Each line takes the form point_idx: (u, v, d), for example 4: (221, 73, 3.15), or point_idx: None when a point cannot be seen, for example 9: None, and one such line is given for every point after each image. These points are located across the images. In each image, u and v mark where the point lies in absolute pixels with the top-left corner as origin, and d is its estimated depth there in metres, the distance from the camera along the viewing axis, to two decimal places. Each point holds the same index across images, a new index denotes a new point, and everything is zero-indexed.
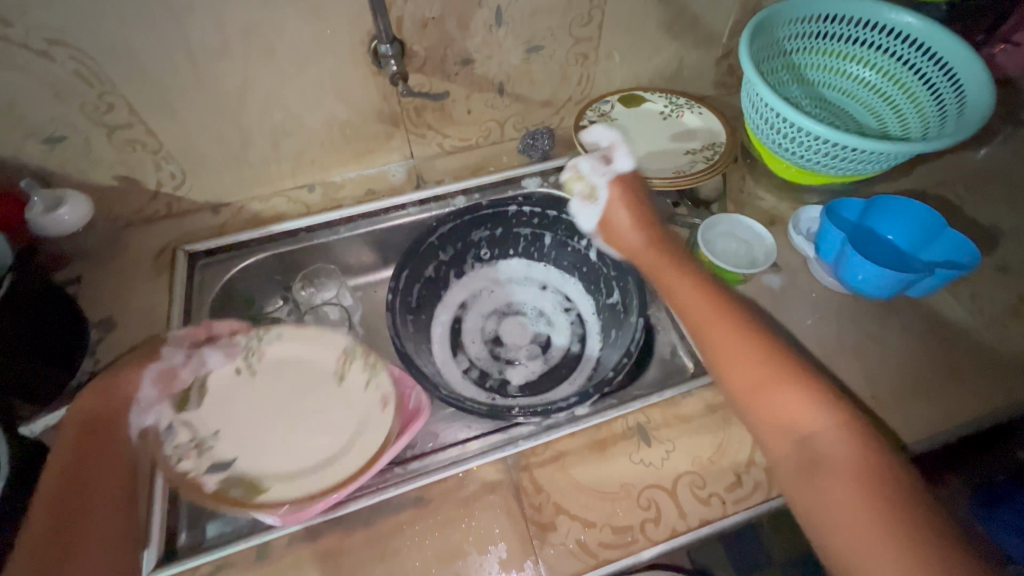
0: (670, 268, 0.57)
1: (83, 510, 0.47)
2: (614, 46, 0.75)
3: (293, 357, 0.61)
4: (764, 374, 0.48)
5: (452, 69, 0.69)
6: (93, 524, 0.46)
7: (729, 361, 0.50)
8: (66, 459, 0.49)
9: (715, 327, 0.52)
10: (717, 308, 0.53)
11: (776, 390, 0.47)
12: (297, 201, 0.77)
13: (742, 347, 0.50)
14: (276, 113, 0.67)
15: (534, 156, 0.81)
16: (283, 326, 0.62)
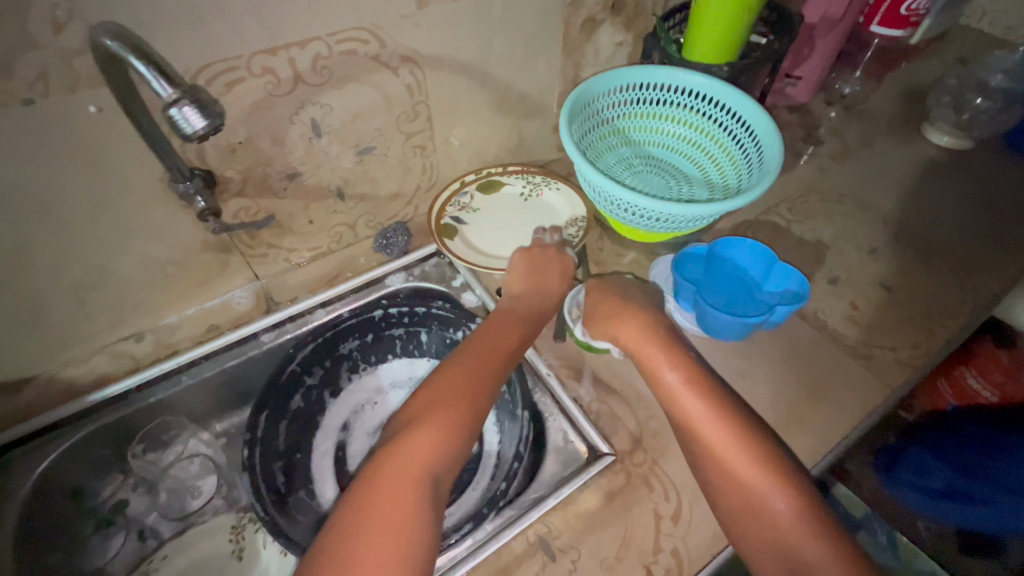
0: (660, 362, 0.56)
1: (459, 391, 0.51)
2: (450, 133, 0.75)
3: (189, 567, 0.65)
4: (759, 475, 0.48)
5: (278, 185, 0.64)
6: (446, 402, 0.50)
7: (724, 464, 0.49)
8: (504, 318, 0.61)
9: (707, 431, 0.51)
10: (708, 403, 0.52)
11: (770, 493, 0.47)
12: (123, 356, 0.66)
13: (737, 448, 0.49)
14: (71, 270, 0.58)
15: (393, 253, 0.78)
16: (165, 547, 0.67)
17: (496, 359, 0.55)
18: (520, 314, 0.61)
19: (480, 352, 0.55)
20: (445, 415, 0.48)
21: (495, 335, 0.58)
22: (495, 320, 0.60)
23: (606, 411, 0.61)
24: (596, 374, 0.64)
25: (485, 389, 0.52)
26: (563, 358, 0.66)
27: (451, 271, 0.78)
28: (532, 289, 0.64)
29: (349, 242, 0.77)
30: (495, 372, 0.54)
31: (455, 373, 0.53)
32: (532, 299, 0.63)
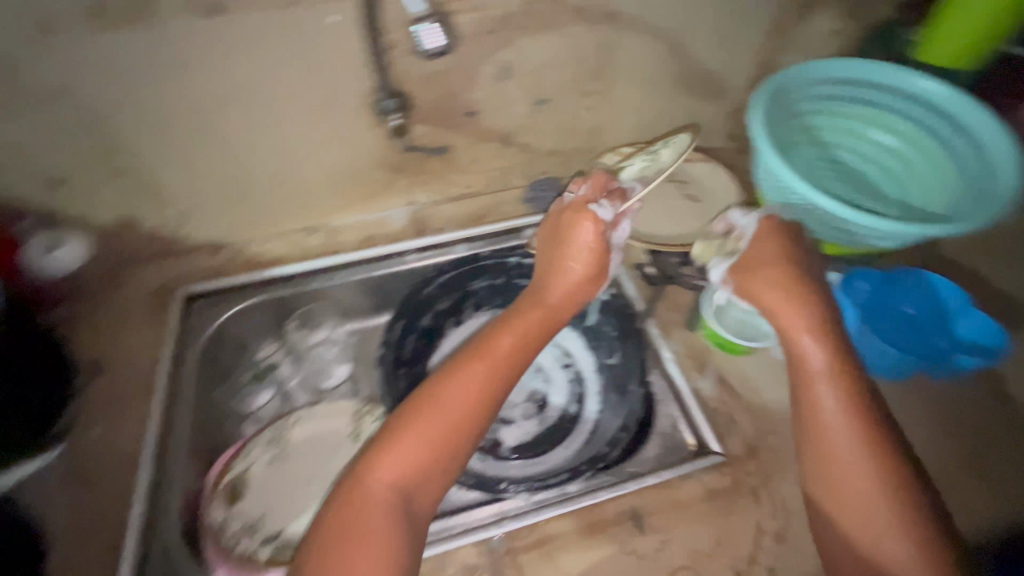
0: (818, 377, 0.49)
1: (433, 408, 0.50)
2: (624, 100, 0.74)
3: (313, 435, 0.66)
4: (882, 511, 0.44)
5: (457, 120, 0.69)
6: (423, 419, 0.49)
7: (846, 487, 0.45)
8: (506, 325, 0.56)
9: (838, 447, 0.46)
10: (855, 445, 0.46)
11: (889, 532, 0.43)
12: (297, 244, 0.76)
13: (870, 475, 0.45)
14: (279, 159, 0.67)
15: (538, 208, 0.80)
16: (298, 411, 0.67)
17: (486, 374, 0.52)
18: (524, 322, 0.56)
19: (472, 364, 0.52)
20: (415, 435, 0.48)
21: (492, 348, 0.54)
22: (494, 328, 0.56)
23: (725, 412, 0.59)
24: (721, 373, 0.62)
25: (465, 407, 0.50)
26: (689, 348, 0.64)
27: None
28: (545, 297, 0.58)
29: (500, 187, 0.80)
30: (484, 385, 0.52)
31: (439, 387, 0.51)
32: (541, 306, 0.57)
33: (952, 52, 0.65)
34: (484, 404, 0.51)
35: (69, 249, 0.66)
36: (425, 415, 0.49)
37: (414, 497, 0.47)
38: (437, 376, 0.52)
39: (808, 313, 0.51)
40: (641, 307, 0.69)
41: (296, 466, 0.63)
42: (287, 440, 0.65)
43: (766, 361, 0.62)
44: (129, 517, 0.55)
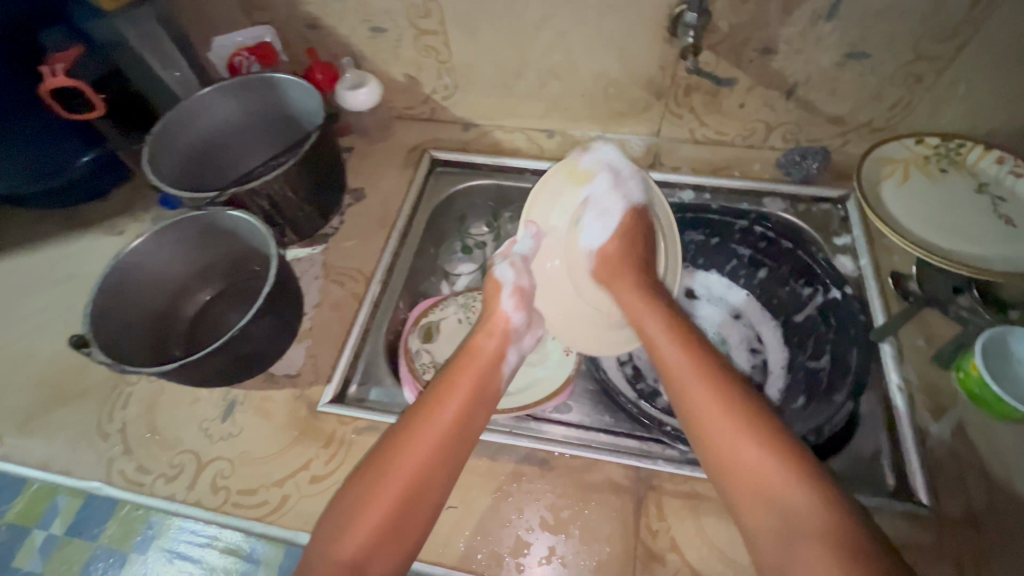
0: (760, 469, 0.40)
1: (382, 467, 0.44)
2: (963, 77, 0.60)
3: None
4: (784, 476, 0.39)
5: (747, 55, 0.63)
6: (373, 479, 0.43)
7: (729, 449, 0.41)
8: (444, 386, 0.49)
9: (705, 407, 0.43)
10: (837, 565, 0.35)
11: (799, 492, 0.38)
12: (535, 143, 0.80)
13: (749, 433, 0.41)
14: (556, 56, 0.69)
15: (793, 175, 0.71)
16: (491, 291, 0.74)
17: (433, 443, 0.45)
18: (462, 383, 0.49)
19: (410, 432, 0.45)
20: (367, 499, 0.42)
21: (427, 408, 0.47)
22: (434, 388, 0.49)
23: (952, 469, 0.49)
24: (962, 426, 0.52)
25: (417, 461, 0.44)
26: (927, 385, 0.54)
27: (839, 226, 0.68)
28: (479, 349, 0.53)
29: (755, 143, 0.73)
30: (433, 447, 0.45)
31: (386, 443, 0.45)
32: (480, 361, 0.52)
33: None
34: (439, 460, 0.44)
35: (367, 92, 0.74)
36: (375, 479, 0.43)
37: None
38: (376, 450, 0.45)
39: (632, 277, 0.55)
40: (881, 321, 0.59)
41: None
42: (477, 311, 0.72)
43: None
44: (354, 318, 0.65)
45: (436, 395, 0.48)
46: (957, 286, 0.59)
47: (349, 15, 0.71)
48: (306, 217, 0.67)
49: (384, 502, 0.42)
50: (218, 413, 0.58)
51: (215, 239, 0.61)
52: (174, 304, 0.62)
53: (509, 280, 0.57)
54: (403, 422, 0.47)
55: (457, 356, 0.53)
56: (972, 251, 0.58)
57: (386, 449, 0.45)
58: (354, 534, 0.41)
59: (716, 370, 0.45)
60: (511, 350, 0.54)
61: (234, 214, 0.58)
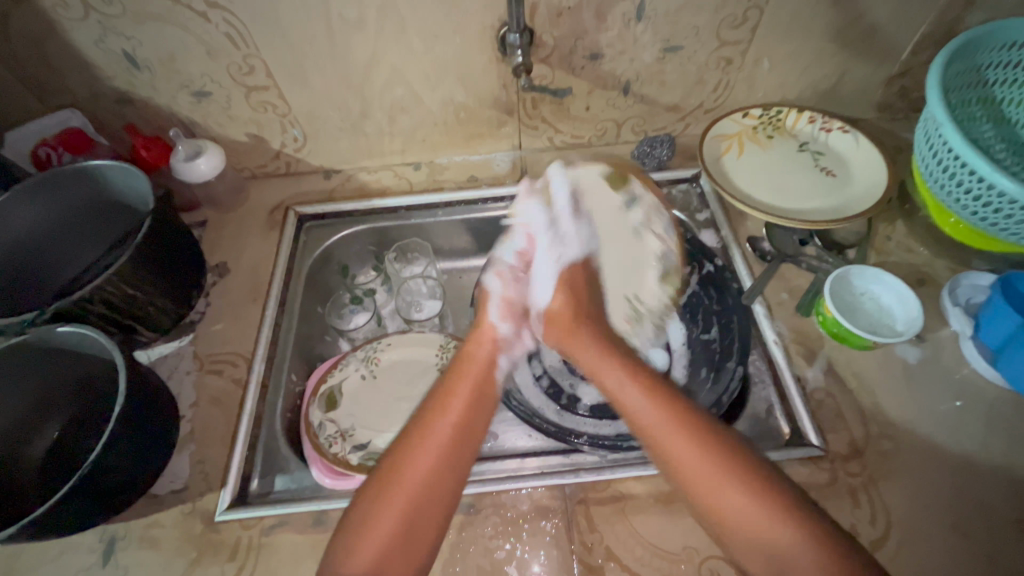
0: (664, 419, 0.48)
1: (397, 464, 0.46)
2: (765, 53, 0.67)
3: (404, 359, 0.69)
4: (740, 500, 0.42)
5: (579, 63, 0.65)
6: (393, 473, 0.46)
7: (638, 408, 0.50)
8: (448, 393, 0.52)
9: (675, 452, 0.46)
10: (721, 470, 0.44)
11: (769, 517, 0.41)
12: (402, 177, 0.78)
13: (721, 469, 0.44)
14: (397, 91, 0.68)
15: (649, 164, 0.76)
16: (391, 336, 0.70)
17: (441, 447, 0.48)
18: (462, 386, 0.53)
19: (422, 435, 0.48)
20: (385, 498, 0.45)
21: (450, 405, 0.51)
22: (440, 397, 0.52)
23: (831, 405, 0.54)
24: (831, 363, 0.57)
25: (428, 457, 0.47)
26: (797, 333, 0.60)
27: (698, 203, 0.73)
28: (473, 355, 0.56)
29: (610, 139, 0.76)
30: (438, 448, 0.47)
31: (404, 441, 0.48)
32: (474, 364, 0.55)
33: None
34: (446, 459, 0.47)
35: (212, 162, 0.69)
36: (391, 477, 0.46)
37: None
38: (385, 464, 0.47)
39: (586, 332, 0.58)
40: (749, 284, 0.64)
41: (388, 387, 0.67)
42: (380, 363, 0.68)
43: (883, 359, 0.57)
44: (240, 406, 0.59)
45: (440, 400, 0.52)
46: (802, 239, 0.67)
47: (164, 82, 0.65)
48: (161, 310, 0.61)
49: (399, 497, 0.45)
50: (95, 557, 0.51)
51: (51, 362, 0.53)
52: (14, 448, 0.53)
53: (497, 291, 0.61)
54: (413, 426, 0.50)
55: (460, 356, 0.57)
56: (805, 206, 0.64)
57: (402, 448, 0.48)
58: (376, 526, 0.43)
59: (681, 410, 0.48)
60: (500, 356, 0.57)
61: (64, 330, 0.51)
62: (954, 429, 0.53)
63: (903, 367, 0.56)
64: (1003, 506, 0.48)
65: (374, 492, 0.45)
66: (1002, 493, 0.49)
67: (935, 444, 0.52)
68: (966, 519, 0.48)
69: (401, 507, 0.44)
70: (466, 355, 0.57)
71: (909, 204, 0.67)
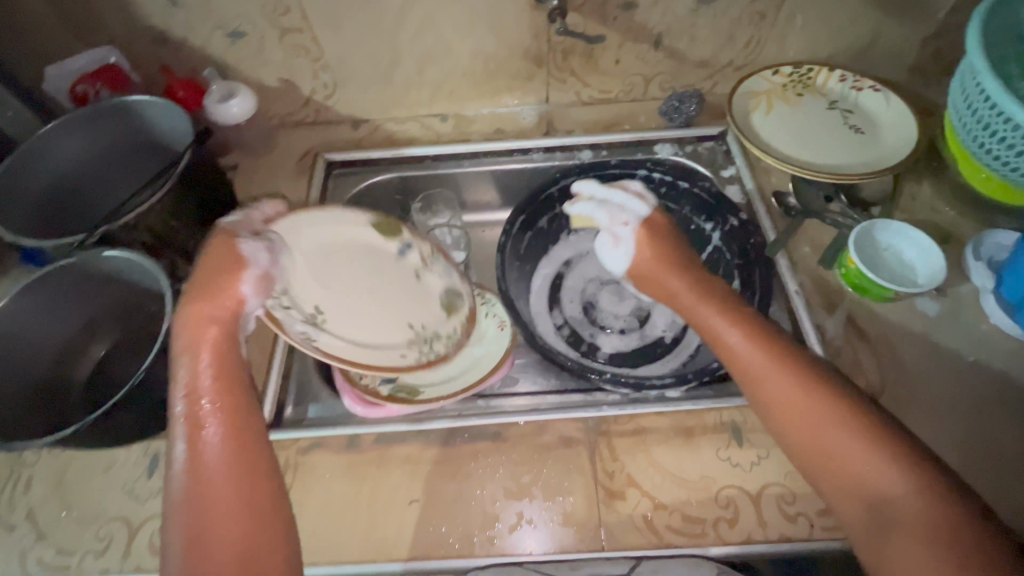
0: (771, 363, 0.44)
1: (193, 510, 0.36)
2: (798, 8, 0.66)
3: None
4: (852, 446, 0.39)
5: (611, 13, 0.66)
6: (197, 524, 0.36)
7: (733, 352, 0.46)
8: (205, 412, 0.39)
9: (779, 395, 0.42)
10: (832, 416, 0.40)
11: (883, 473, 0.37)
12: (429, 129, 0.79)
13: (824, 414, 0.40)
14: (430, 38, 0.69)
15: (675, 120, 0.75)
16: None
17: (230, 476, 0.37)
18: (198, 379, 0.40)
19: (198, 470, 0.37)
20: (204, 549, 0.35)
21: (206, 464, 0.37)
22: (193, 424, 0.38)
23: (848, 352, 0.56)
24: (850, 314, 0.58)
25: (224, 495, 0.36)
26: (818, 286, 0.61)
27: (724, 159, 0.74)
28: (202, 344, 0.41)
29: (636, 96, 0.77)
30: (228, 475, 0.37)
31: (184, 492, 0.36)
32: (203, 345, 0.41)
33: (984, 189, 0.62)
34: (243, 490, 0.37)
35: (318, 226, 0.55)
36: (203, 521, 0.36)
37: None
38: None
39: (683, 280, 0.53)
40: (771, 238, 0.65)
41: None
42: None
43: (902, 311, 0.58)
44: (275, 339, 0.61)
45: (199, 422, 0.38)
46: (827, 196, 0.67)
47: (200, 22, 0.66)
48: (198, 243, 0.62)
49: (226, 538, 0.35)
50: (141, 470, 0.54)
51: (97, 288, 0.56)
52: (62, 368, 0.56)
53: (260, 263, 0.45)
54: (184, 465, 0.37)
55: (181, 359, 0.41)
56: (831, 161, 0.65)
57: (195, 490, 0.36)
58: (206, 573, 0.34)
59: (790, 354, 0.44)
60: (243, 325, 0.44)
61: (112, 254, 0.52)
62: (969, 380, 0.54)
63: (921, 319, 0.58)
64: (1012, 449, 0.50)
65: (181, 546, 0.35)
66: (1011, 435, 0.51)
67: (952, 395, 0.53)
68: (977, 462, 0.49)
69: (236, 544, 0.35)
70: (194, 365, 0.41)
71: (936, 162, 0.67)
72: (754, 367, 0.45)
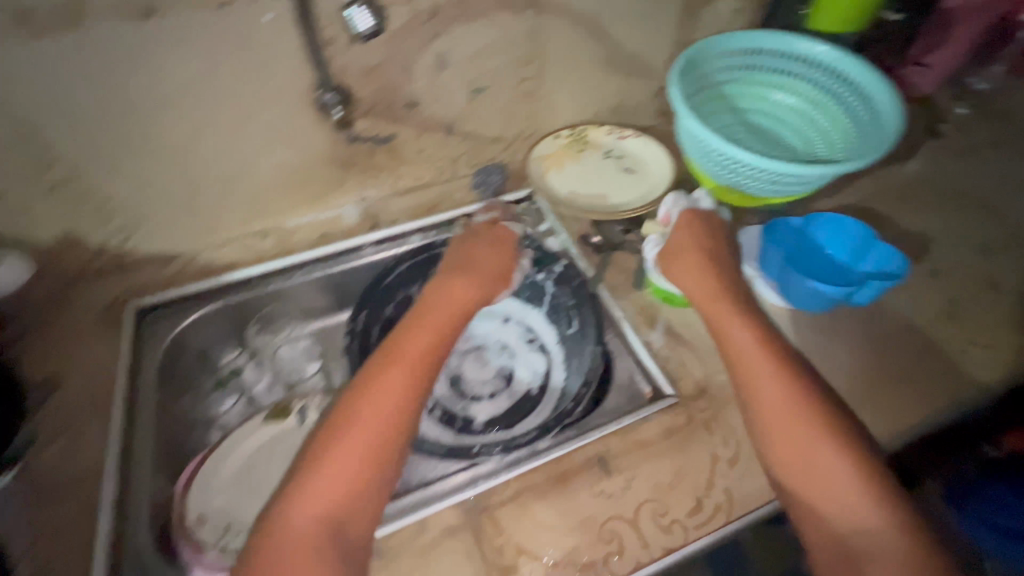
0: (770, 375, 0.53)
1: (355, 421, 0.50)
2: (558, 83, 0.78)
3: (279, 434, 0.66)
4: (828, 455, 0.49)
5: (400, 113, 0.71)
6: (357, 431, 0.49)
7: (741, 364, 0.55)
8: (386, 369, 0.53)
9: (788, 409, 0.51)
10: (813, 428, 0.50)
11: (852, 486, 0.47)
12: (250, 248, 0.76)
13: (808, 427, 0.50)
14: (226, 162, 0.68)
15: (487, 192, 0.83)
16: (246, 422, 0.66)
17: (386, 402, 0.51)
18: (420, 335, 0.56)
19: (366, 392, 0.51)
20: (350, 448, 0.48)
21: (366, 405, 0.50)
22: (378, 368, 0.53)
23: (675, 358, 0.63)
24: (669, 325, 0.66)
25: (389, 414, 0.50)
26: (640, 307, 0.68)
27: (537, 218, 0.80)
28: (427, 310, 0.59)
29: (448, 177, 0.82)
30: (393, 398, 0.51)
31: (371, 398, 0.51)
32: (433, 316, 0.59)
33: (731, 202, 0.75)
34: (403, 414, 0.51)
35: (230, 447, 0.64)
36: (350, 430, 0.49)
37: (345, 518, 0.46)
38: (319, 441, 0.49)
39: (700, 267, 0.60)
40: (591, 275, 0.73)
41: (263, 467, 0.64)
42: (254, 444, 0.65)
43: None
44: (96, 528, 0.54)
45: (394, 359, 0.54)
46: (625, 229, 0.76)
47: None
48: None
49: (369, 440, 0.49)
50: None
51: None
52: None
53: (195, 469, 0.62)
54: (374, 381, 0.52)
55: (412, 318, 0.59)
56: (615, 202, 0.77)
57: (363, 413, 0.50)
58: (344, 460, 0.48)
59: (787, 371, 0.53)
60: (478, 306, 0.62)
61: None
62: None
63: None
64: None
65: (345, 437, 0.49)
66: None
67: None
68: None
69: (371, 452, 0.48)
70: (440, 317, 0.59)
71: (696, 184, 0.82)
72: (756, 375, 0.54)
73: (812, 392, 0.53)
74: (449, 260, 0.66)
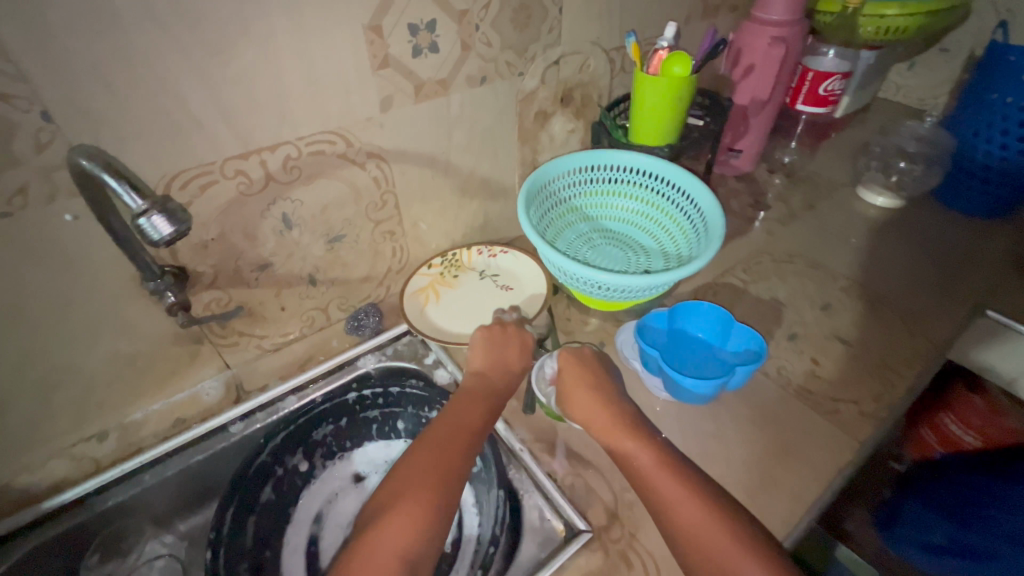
0: (683, 493, 0.52)
1: (412, 473, 0.53)
2: (418, 217, 0.78)
3: None
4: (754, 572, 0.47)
5: (251, 277, 0.67)
6: (416, 485, 0.52)
7: (650, 487, 0.54)
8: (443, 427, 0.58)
9: (697, 527, 0.50)
10: (733, 543, 0.49)
11: None
12: (84, 457, 0.65)
13: (729, 542, 0.49)
14: (36, 373, 0.57)
15: (365, 333, 0.79)
16: None
17: (449, 455, 0.55)
18: (476, 398, 0.61)
19: (428, 446, 0.55)
20: (411, 503, 0.50)
21: (420, 462, 0.54)
22: (439, 429, 0.57)
23: (580, 484, 0.61)
24: (569, 447, 0.64)
25: (454, 470, 0.54)
26: (537, 432, 0.66)
27: (423, 347, 0.79)
28: (488, 378, 0.64)
29: (320, 325, 0.77)
30: (451, 451, 0.55)
31: (421, 455, 0.54)
32: (492, 380, 0.64)
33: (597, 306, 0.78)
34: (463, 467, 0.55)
35: None
36: (411, 484, 0.52)
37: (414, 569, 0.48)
38: (379, 501, 0.52)
39: (588, 394, 0.62)
40: None
41: None
42: None
43: None
44: None
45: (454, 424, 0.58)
46: None
47: None
48: None
49: (433, 489, 0.52)
50: None
51: None
52: None
53: None
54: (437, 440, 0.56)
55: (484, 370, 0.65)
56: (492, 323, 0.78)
57: (425, 465, 0.53)
58: (410, 512, 0.50)
59: (696, 485, 0.53)
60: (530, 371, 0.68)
61: None
62: None
63: None
64: None
65: (407, 491, 0.51)
66: None
67: None
68: None
69: (437, 504, 0.51)
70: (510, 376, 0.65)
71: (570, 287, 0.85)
72: (668, 498, 0.52)
73: (725, 503, 0.53)
74: (484, 347, 0.67)
